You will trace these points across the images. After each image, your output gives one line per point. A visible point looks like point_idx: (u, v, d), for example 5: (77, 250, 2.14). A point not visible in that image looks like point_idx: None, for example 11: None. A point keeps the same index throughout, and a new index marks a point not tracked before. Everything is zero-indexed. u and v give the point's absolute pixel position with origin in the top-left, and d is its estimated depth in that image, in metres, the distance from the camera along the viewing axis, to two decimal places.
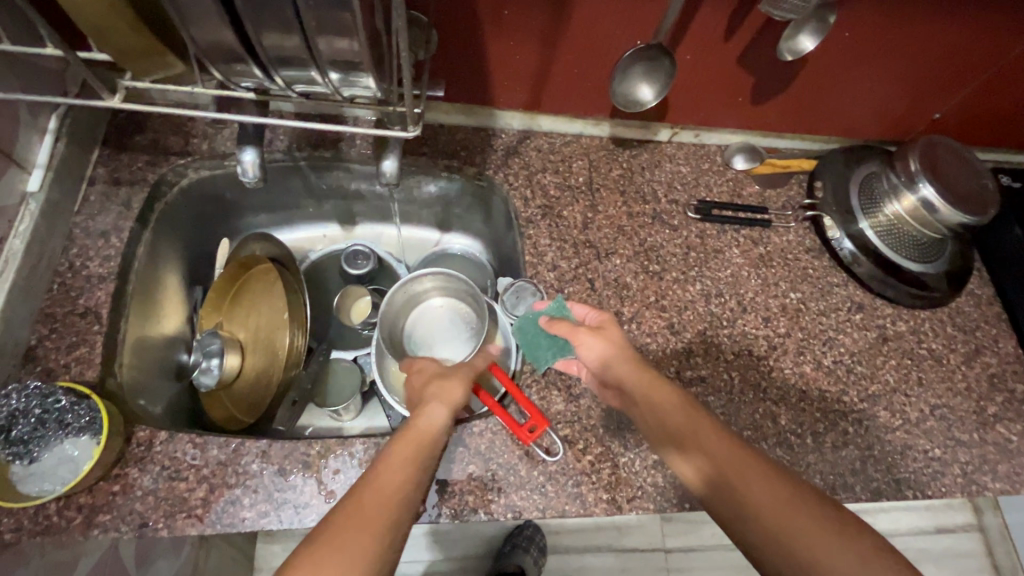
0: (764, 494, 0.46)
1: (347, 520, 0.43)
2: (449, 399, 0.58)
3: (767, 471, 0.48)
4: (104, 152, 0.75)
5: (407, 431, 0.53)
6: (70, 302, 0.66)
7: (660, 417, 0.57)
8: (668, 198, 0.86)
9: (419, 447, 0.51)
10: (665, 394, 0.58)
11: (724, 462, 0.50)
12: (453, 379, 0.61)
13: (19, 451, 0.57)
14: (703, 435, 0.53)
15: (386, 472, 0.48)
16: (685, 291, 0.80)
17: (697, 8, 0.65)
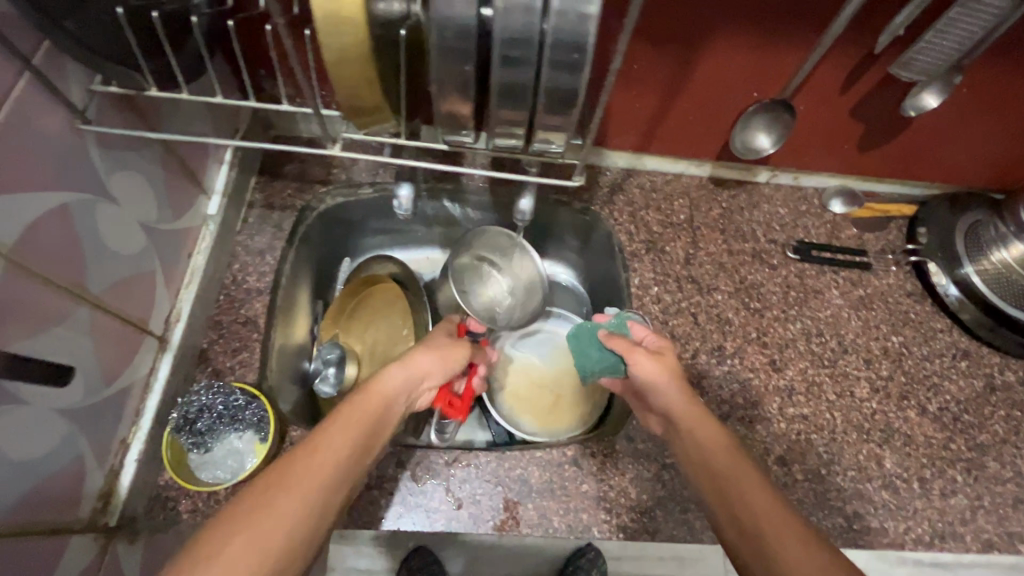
0: (790, 564, 0.41)
1: (299, 461, 0.44)
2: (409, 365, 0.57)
3: (803, 540, 0.43)
4: (259, 179, 0.84)
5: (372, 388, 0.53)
6: (234, 311, 0.75)
7: (703, 451, 0.53)
8: (767, 238, 0.89)
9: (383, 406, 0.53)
10: (705, 427, 0.54)
11: (759, 518, 0.45)
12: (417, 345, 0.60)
13: (198, 441, 0.64)
14: (740, 480, 0.49)
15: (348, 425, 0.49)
16: (786, 329, 0.82)
17: (820, 67, 0.69)
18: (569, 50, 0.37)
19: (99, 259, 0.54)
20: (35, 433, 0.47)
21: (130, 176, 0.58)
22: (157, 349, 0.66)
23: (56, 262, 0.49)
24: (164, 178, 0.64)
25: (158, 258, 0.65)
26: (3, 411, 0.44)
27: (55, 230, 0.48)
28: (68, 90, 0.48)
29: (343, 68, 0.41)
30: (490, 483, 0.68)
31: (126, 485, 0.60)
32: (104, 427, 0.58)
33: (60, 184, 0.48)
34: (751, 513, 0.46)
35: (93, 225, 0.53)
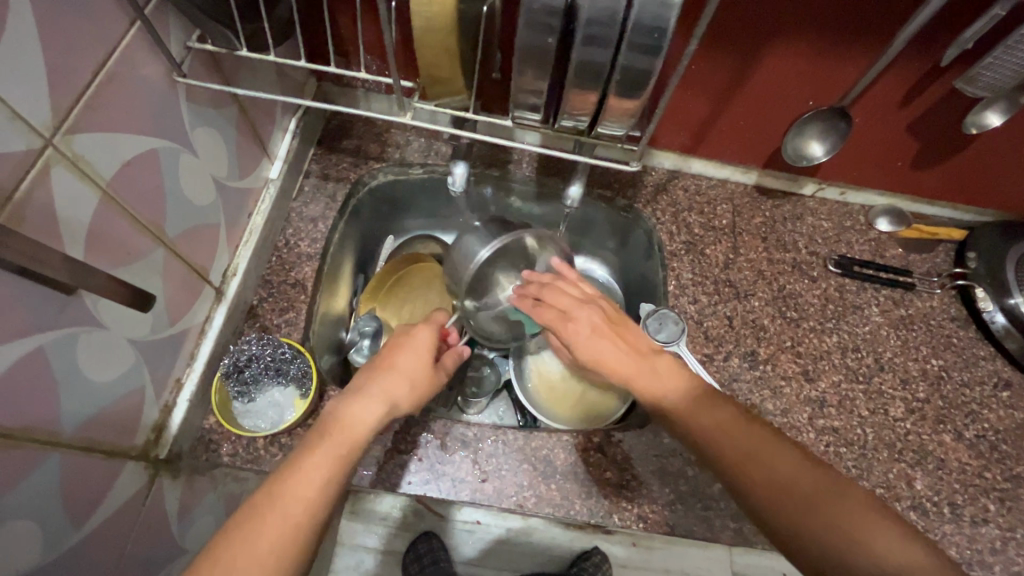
0: (778, 476, 0.47)
1: (261, 525, 0.43)
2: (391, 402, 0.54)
3: (781, 447, 0.49)
4: (317, 151, 0.88)
5: (338, 428, 0.50)
6: (284, 273, 0.78)
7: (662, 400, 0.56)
8: (809, 249, 0.88)
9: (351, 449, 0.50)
10: (654, 376, 0.57)
11: (725, 430, 0.51)
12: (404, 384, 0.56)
13: (243, 390, 0.68)
14: (705, 417, 0.52)
15: (311, 474, 0.47)
16: (822, 341, 0.82)
17: (881, 78, 0.70)
18: (649, 32, 0.38)
19: (176, 204, 0.58)
20: (108, 356, 0.51)
21: (209, 130, 0.62)
22: (214, 299, 0.70)
23: (143, 201, 0.53)
24: (235, 137, 0.68)
25: (223, 212, 0.68)
26: (86, 330, 0.48)
27: (144, 171, 0.52)
28: (169, 43, 0.52)
29: (428, 38, 0.44)
30: (516, 459, 0.70)
31: (177, 422, 0.63)
32: (163, 364, 0.61)
33: (153, 130, 0.52)
34: (728, 442, 0.50)
35: (176, 173, 0.57)
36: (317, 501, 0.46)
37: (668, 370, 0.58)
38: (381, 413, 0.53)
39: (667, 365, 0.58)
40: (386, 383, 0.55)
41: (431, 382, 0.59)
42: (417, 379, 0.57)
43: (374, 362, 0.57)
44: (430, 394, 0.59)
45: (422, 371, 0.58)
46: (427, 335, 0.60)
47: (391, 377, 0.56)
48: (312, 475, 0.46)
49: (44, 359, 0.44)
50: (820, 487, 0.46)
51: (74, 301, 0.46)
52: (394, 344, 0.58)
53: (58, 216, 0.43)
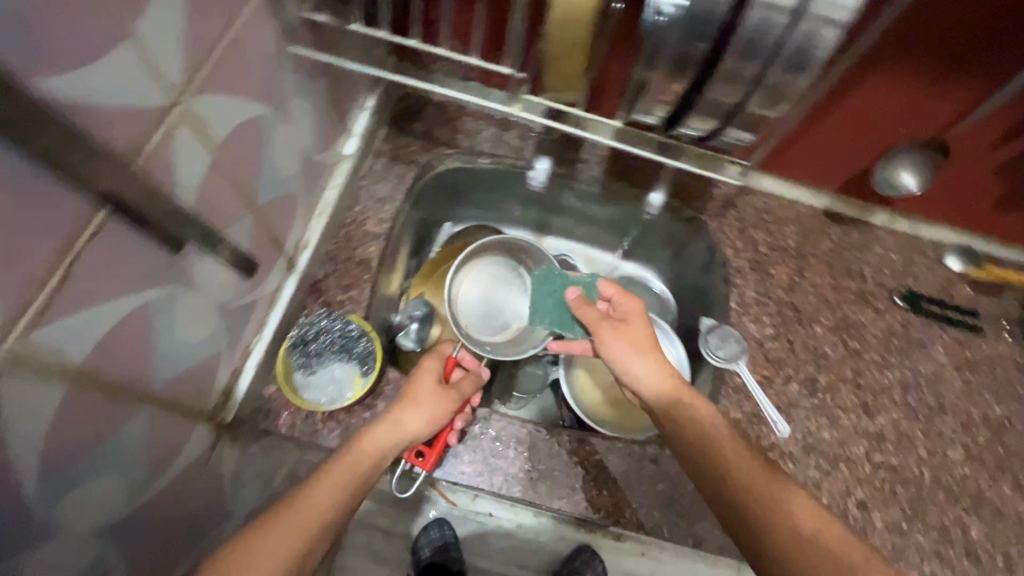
0: (780, 521, 0.46)
1: (264, 537, 0.44)
2: (400, 420, 0.58)
3: (791, 496, 0.48)
4: (388, 130, 0.87)
5: (346, 450, 0.53)
6: (351, 250, 0.78)
7: (698, 443, 0.54)
8: (876, 280, 0.86)
9: (356, 465, 0.52)
10: (678, 411, 0.57)
11: (741, 471, 0.51)
12: (416, 401, 0.61)
13: (307, 362, 0.69)
14: (738, 464, 0.51)
15: (312, 498, 0.48)
16: (883, 374, 0.80)
17: (986, 114, 0.67)
18: (793, 54, 0.46)
19: (268, 172, 0.58)
20: (197, 317, 0.52)
21: (303, 102, 0.61)
22: (284, 270, 0.70)
23: (245, 168, 0.53)
24: (323, 110, 0.68)
25: (303, 184, 0.68)
26: (182, 290, 0.48)
27: (249, 137, 0.52)
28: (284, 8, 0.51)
29: None
30: (569, 462, 0.70)
31: (242, 388, 0.64)
32: (236, 329, 0.61)
33: (260, 95, 0.52)
34: (738, 487, 0.50)
35: (272, 141, 0.57)
36: (326, 509, 0.48)
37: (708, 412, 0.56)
38: (391, 436, 0.57)
39: (711, 410, 0.57)
40: (401, 413, 0.59)
41: (444, 406, 0.62)
42: (431, 406, 0.61)
43: (393, 396, 0.62)
44: (444, 420, 0.62)
45: (435, 398, 0.62)
46: (433, 365, 0.65)
47: (406, 408, 0.60)
48: (319, 489, 0.48)
49: (147, 316, 0.44)
50: (825, 540, 0.45)
51: (179, 260, 0.46)
52: (410, 379, 0.64)
53: (176, 175, 0.43)
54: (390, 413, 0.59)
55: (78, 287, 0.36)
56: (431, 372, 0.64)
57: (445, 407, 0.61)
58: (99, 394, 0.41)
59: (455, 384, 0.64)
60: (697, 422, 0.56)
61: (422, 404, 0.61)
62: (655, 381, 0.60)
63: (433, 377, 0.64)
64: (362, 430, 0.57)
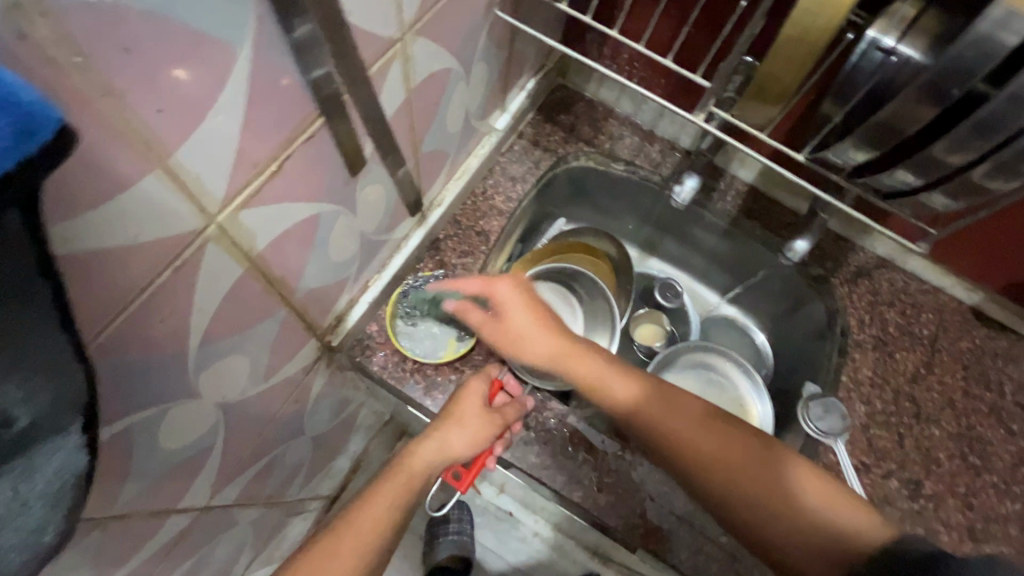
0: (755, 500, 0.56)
1: (337, 535, 0.56)
2: (444, 446, 0.64)
3: (720, 449, 0.59)
4: (536, 116, 0.89)
5: (397, 469, 0.62)
6: (475, 219, 0.80)
7: (701, 468, 0.59)
8: (1016, 398, 0.77)
9: (405, 484, 0.61)
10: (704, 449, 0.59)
11: (713, 458, 0.58)
12: (460, 423, 0.64)
13: (412, 312, 0.71)
14: (710, 453, 0.59)
15: (369, 509, 0.58)
16: (1002, 503, 0.71)
17: None
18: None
19: (441, 126, 0.61)
20: (346, 240, 0.55)
21: (485, 69, 0.64)
22: (415, 221, 0.73)
23: (424, 117, 0.55)
24: (495, 81, 0.70)
25: (457, 146, 0.71)
26: (345, 211, 0.51)
27: (436, 88, 0.54)
28: None
29: None
30: (637, 484, 0.67)
31: (353, 317, 0.67)
32: (366, 262, 0.65)
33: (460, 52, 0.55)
34: (720, 480, 0.58)
35: (451, 96, 0.59)
36: (376, 524, 0.57)
37: (680, 413, 0.62)
38: (435, 455, 0.64)
39: (625, 385, 0.64)
40: (444, 435, 0.64)
41: (488, 429, 0.64)
42: (473, 429, 0.64)
43: (440, 412, 0.66)
44: (486, 443, 0.65)
45: (476, 425, 0.64)
46: (477, 388, 0.67)
47: (447, 428, 0.64)
48: (369, 513, 0.57)
49: (316, 226, 0.47)
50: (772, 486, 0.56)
51: (352, 183, 0.49)
52: (456, 398, 0.66)
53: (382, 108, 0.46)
54: (434, 434, 0.64)
55: (282, 180, 0.39)
56: (475, 391, 0.67)
57: (485, 434, 0.64)
58: (261, 282, 0.44)
59: (500, 409, 0.66)
60: (665, 432, 0.61)
61: (463, 427, 0.64)
62: (614, 390, 0.64)
63: (479, 394, 0.67)
64: (409, 451, 0.64)
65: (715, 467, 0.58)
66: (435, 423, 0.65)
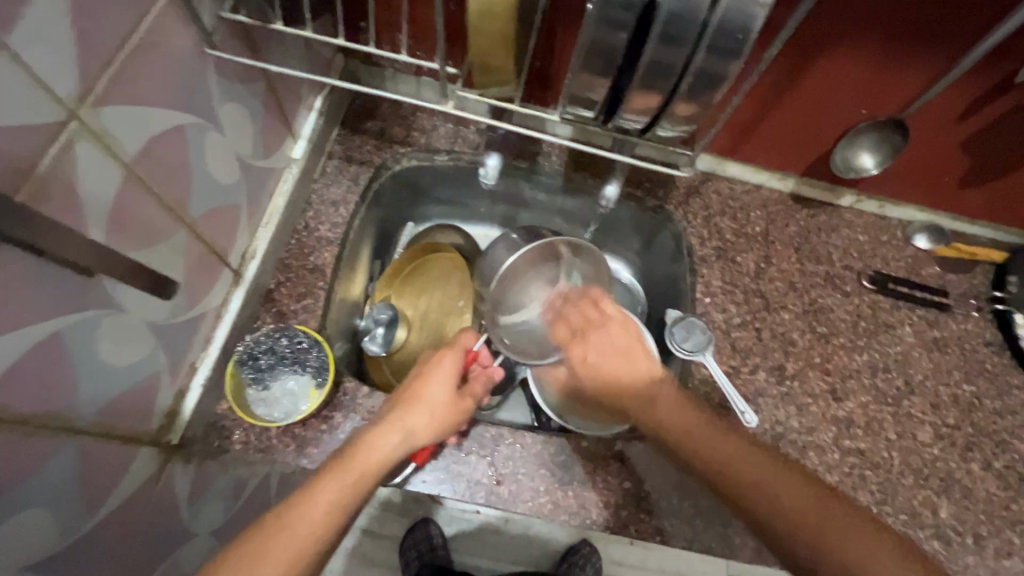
0: (787, 497, 0.47)
1: (277, 539, 0.44)
2: (410, 426, 0.56)
3: (752, 450, 0.51)
4: (341, 131, 0.84)
5: (357, 456, 0.52)
6: (303, 257, 0.75)
7: (730, 473, 0.50)
8: (843, 263, 0.85)
9: (362, 476, 0.50)
10: (716, 454, 0.52)
11: (736, 456, 0.51)
12: (434, 403, 0.59)
13: (257, 377, 0.66)
14: (719, 442, 0.52)
15: (320, 500, 0.47)
16: (851, 359, 0.79)
17: (943, 92, 0.66)
18: None
19: (201, 184, 0.55)
20: (126, 340, 0.50)
21: (236, 108, 0.59)
22: (231, 282, 0.67)
23: (168, 183, 0.50)
24: (262, 115, 0.65)
25: (245, 194, 0.66)
26: (103, 313, 0.46)
27: (171, 148, 0.49)
28: (200, 10, 0.49)
29: (485, 21, 0.40)
30: (534, 464, 0.68)
31: (189, 407, 0.62)
32: (178, 348, 0.59)
33: (182, 104, 0.50)
34: (740, 479, 0.49)
35: (202, 150, 0.54)
36: (325, 526, 0.46)
37: (675, 401, 0.58)
38: (398, 443, 0.55)
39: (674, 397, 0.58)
40: (411, 419, 0.57)
41: (455, 413, 0.60)
42: (443, 411, 0.59)
43: (400, 395, 0.59)
44: (451, 428, 0.60)
45: (446, 405, 0.59)
46: (452, 365, 0.61)
47: (415, 411, 0.57)
48: (322, 501, 0.47)
49: (62, 345, 0.42)
50: (815, 499, 0.47)
51: (95, 284, 0.44)
52: (421, 376, 0.61)
53: (83, 196, 0.41)
54: (401, 416, 0.57)
55: None
56: (445, 370, 0.61)
57: (455, 415, 0.60)
58: (13, 431, 0.39)
59: (468, 387, 0.63)
60: (694, 436, 0.54)
61: (432, 410, 0.58)
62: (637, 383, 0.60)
63: (450, 375, 0.61)
64: (368, 434, 0.55)
65: (739, 466, 0.50)
66: (400, 402, 0.58)
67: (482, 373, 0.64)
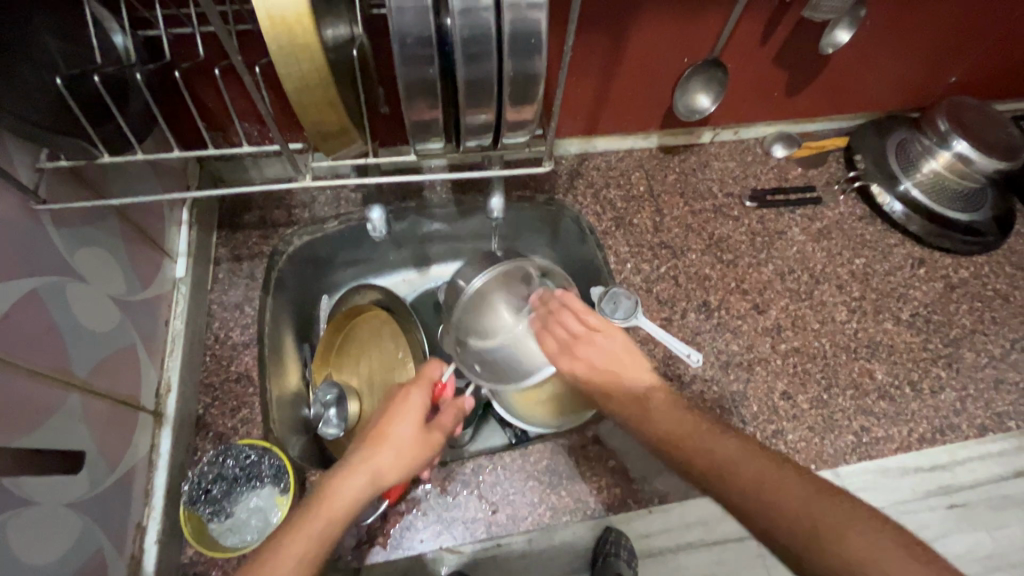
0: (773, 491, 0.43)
1: None
2: (377, 465, 0.54)
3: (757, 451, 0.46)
4: (220, 233, 0.81)
5: (323, 503, 0.50)
6: (224, 370, 0.72)
7: (720, 471, 0.46)
8: (724, 192, 0.93)
9: (332, 519, 0.49)
10: (723, 459, 0.46)
11: (735, 454, 0.46)
12: (407, 440, 0.56)
13: (217, 508, 0.61)
14: (722, 450, 0.47)
15: (296, 542, 0.47)
16: (761, 272, 0.86)
17: (738, 24, 0.74)
18: None
19: (79, 342, 0.52)
20: (47, 530, 0.46)
21: (92, 251, 0.56)
22: (154, 424, 0.63)
23: (38, 353, 0.47)
24: (125, 248, 0.62)
25: (134, 330, 0.62)
26: (12, 514, 0.42)
27: (29, 318, 0.46)
28: (15, 171, 0.47)
29: (306, 96, 0.42)
30: (521, 480, 0.69)
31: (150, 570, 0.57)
32: (115, 514, 0.55)
33: (29, 271, 0.47)
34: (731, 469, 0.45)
35: (68, 308, 0.51)
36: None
37: (667, 402, 0.55)
38: (366, 486, 0.52)
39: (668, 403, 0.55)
40: (376, 458, 0.54)
41: (424, 450, 0.57)
42: (410, 447, 0.56)
43: (367, 434, 0.57)
44: (420, 466, 0.57)
45: (413, 441, 0.56)
46: (419, 398, 0.59)
47: (382, 450, 0.55)
48: (287, 555, 0.46)
49: None
50: (808, 498, 0.41)
51: None
52: (388, 415, 0.58)
53: None
54: (370, 456, 0.54)
55: None
56: (416, 404, 0.58)
57: (422, 452, 0.56)
58: None
59: (437, 419, 0.59)
60: (679, 438, 0.50)
61: (400, 446, 0.55)
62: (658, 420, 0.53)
63: (421, 404, 0.58)
64: (333, 478, 0.53)
65: (724, 469, 0.46)
66: (370, 436, 0.56)
67: (452, 405, 0.60)
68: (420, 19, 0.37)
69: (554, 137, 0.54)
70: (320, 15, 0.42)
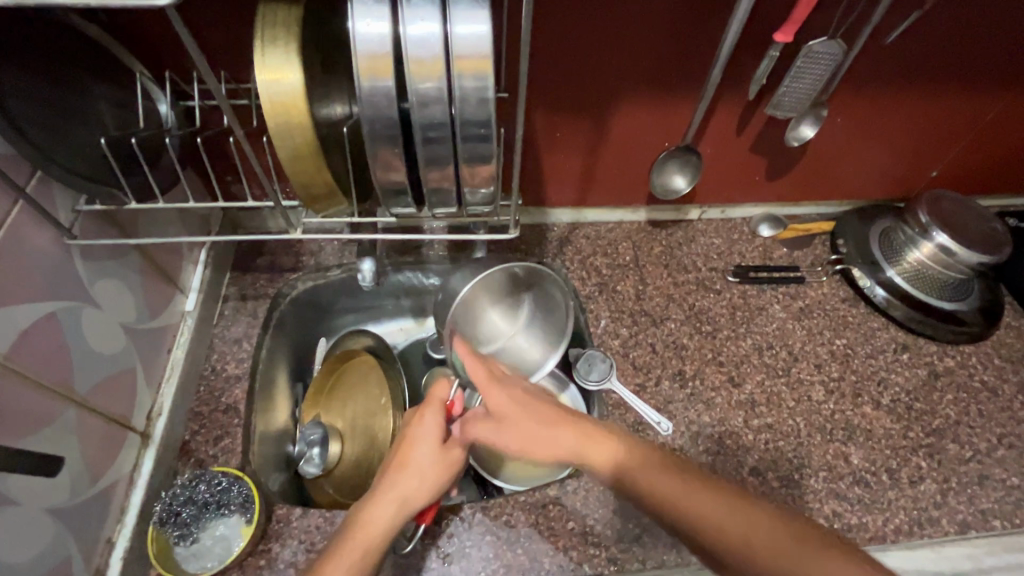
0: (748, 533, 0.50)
1: None
2: (404, 492, 0.58)
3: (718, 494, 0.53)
4: (233, 274, 0.89)
5: (358, 533, 0.56)
6: (214, 400, 0.77)
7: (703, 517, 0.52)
8: (708, 266, 0.96)
9: (366, 553, 0.55)
10: (697, 501, 0.53)
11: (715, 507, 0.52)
12: (434, 467, 0.60)
13: (184, 532, 0.64)
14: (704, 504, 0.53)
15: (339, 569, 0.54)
16: (738, 346, 0.88)
17: (709, 115, 0.81)
18: None
19: (83, 362, 0.58)
20: (22, 532, 0.50)
21: (111, 282, 0.64)
22: (139, 445, 0.68)
23: (46, 366, 0.53)
24: (141, 282, 0.70)
25: (138, 355, 0.69)
26: None
27: (44, 337, 0.53)
28: (56, 211, 0.55)
29: (296, 165, 0.49)
30: (479, 534, 0.70)
31: None
32: (88, 526, 0.59)
33: (51, 296, 0.54)
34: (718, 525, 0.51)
35: (81, 330, 0.58)
36: None
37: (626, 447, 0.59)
38: (394, 513, 0.57)
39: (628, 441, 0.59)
40: (400, 486, 0.58)
41: (448, 470, 0.60)
42: (434, 472, 0.60)
43: (392, 459, 0.61)
44: (446, 484, 0.60)
45: (435, 463, 0.60)
46: (434, 421, 0.61)
47: (405, 477, 0.59)
48: None
49: None
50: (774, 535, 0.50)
51: None
52: (407, 439, 0.61)
53: None
54: (395, 483, 0.58)
55: None
56: (431, 429, 0.61)
57: (445, 472, 0.60)
58: None
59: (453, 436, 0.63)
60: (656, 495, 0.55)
61: (424, 473, 0.59)
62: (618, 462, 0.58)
63: (438, 427, 0.61)
64: (364, 506, 0.58)
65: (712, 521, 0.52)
66: (393, 461, 0.60)
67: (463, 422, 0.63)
68: (388, 105, 0.44)
69: (518, 206, 0.60)
70: (316, 99, 0.50)
